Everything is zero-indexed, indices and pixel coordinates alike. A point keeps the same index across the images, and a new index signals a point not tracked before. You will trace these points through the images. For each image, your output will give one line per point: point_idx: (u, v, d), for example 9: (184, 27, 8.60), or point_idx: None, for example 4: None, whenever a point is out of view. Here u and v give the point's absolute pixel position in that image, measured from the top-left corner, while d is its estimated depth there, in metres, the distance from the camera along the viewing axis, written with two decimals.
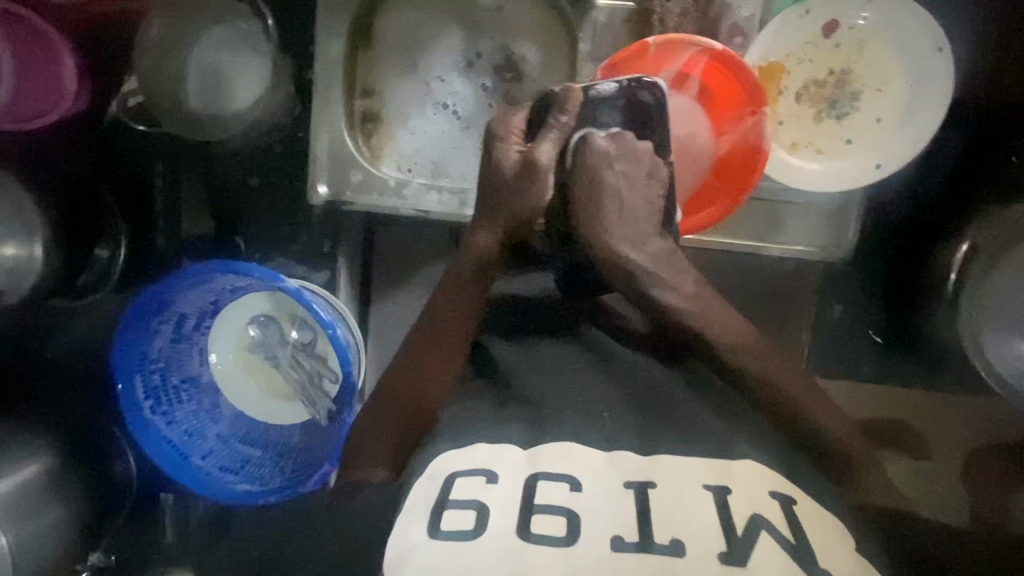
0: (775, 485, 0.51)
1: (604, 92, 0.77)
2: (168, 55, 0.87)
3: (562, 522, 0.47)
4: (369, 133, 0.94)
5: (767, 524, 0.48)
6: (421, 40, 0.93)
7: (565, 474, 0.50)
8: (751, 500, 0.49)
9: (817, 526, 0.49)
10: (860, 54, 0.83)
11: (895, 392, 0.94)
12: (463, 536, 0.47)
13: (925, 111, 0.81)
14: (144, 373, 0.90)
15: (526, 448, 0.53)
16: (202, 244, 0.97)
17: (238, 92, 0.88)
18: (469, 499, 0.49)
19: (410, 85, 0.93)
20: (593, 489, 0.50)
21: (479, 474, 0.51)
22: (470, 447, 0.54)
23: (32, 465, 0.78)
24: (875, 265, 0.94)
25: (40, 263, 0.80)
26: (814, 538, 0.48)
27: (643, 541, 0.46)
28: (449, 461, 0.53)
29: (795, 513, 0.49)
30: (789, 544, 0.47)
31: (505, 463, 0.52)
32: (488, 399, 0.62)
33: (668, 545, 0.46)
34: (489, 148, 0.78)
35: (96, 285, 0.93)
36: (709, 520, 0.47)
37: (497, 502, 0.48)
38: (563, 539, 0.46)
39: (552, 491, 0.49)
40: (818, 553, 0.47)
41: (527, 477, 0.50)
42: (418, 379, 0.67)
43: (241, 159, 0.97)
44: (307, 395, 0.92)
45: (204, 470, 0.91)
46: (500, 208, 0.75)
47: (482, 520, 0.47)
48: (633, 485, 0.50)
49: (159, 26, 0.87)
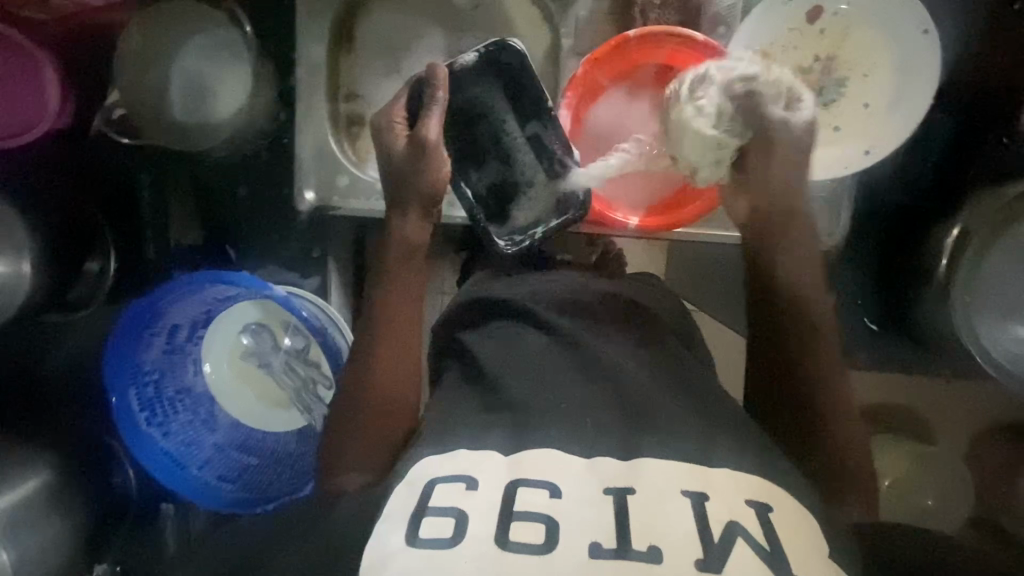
0: (754, 492, 0.51)
1: (468, 63, 0.78)
2: (147, 67, 0.86)
3: (540, 528, 0.47)
4: (354, 138, 0.93)
5: (744, 532, 0.48)
6: (403, 41, 0.92)
7: (544, 481, 0.51)
8: (728, 506, 0.49)
9: (791, 530, 0.49)
10: (845, 39, 0.82)
11: (884, 379, 0.95)
12: (440, 544, 0.47)
13: (909, 96, 0.81)
14: (138, 385, 0.90)
15: (507, 455, 0.53)
16: (191, 256, 0.98)
17: (220, 100, 0.87)
18: (448, 507, 0.49)
19: (394, 88, 0.93)
20: (573, 494, 0.50)
21: (458, 481, 0.51)
22: (451, 453, 0.54)
23: (29, 484, 0.78)
24: (872, 250, 0.92)
25: (28, 280, 0.80)
26: (793, 552, 0.48)
27: (620, 546, 0.46)
28: (429, 466, 0.53)
29: (770, 523, 0.49)
30: (762, 549, 0.47)
31: (485, 470, 0.52)
32: (477, 403, 0.61)
33: (645, 552, 0.46)
34: (379, 145, 0.75)
35: (86, 299, 0.92)
36: (687, 526, 0.48)
37: (478, 509, 0.49)
38: (541, 546, 0.46)
39: (532, 498, 0.49)
40: (790, 556, 0.47)
41: (507, 485, 0.51)
42: (386, 379, 0.69)
43: (227, 169, 0.97)
44: (302, 402, 0.92)
45: (203, 480, 0.92)
46: (412, 197, 0.73)
47: (460, 527, 0.48)
48: (612, 491, 0.50)
49: (136, 37, 0.86)
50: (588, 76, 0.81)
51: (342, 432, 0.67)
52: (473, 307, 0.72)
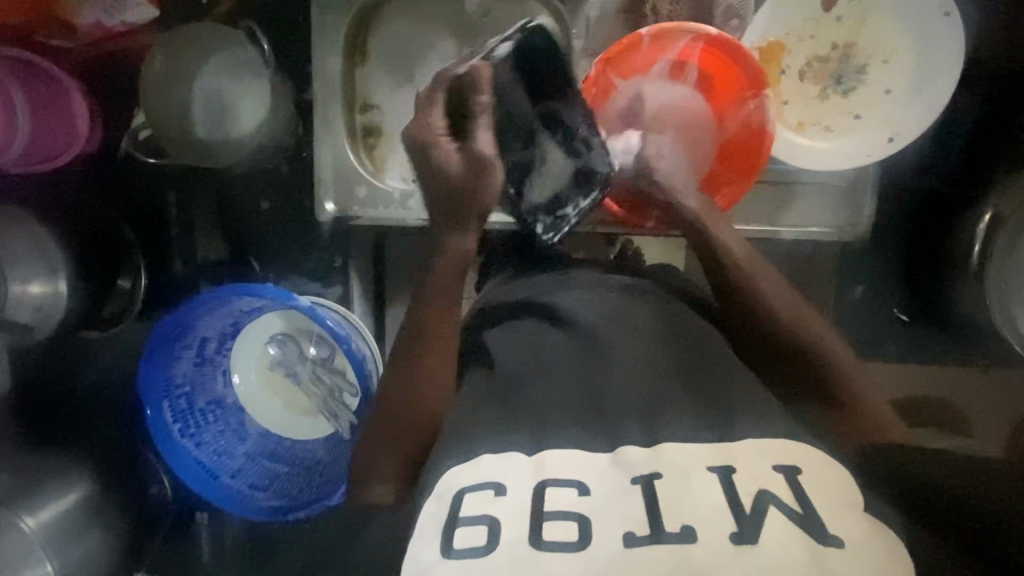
0: (779, 456, 0.51)
1: (503, 53, 0.73)
2: (171, 88, 0.89)
3: (572, 527, 0.48)
4: (371, 148, 0.95)
5: (775, 499, 0.48)
6: (415, 51, 0.94)
7: (571, 479, 0.51)
8: (754, 475, 0.50)
9: (826, 485, 0.50)
10: (863, 26, 0.80)
11: (924, 372, 0.91)
12: (475, 554, 0.47)
13: (933, 80, 0.79)
14: (170, 398, 0.93)
15: (530, 455, 0.53)
16: (216, 270, 0.99)
17: (241, 117, 0.89)
18: (480, 515, 0.49)
19: (409, 97, 0.94)
20: (601, 490, 0.50)
21: (486, 488, 0.51)
22: (475, 461, 0.53)
23: (71, 492, 0.81)
24: (896, 240, 0.90)
25: (64, 299, 0.83)
26: (822, 505, 0.48)
27: (654, 532, 0.47)
28: (454, 477, 0.52)
29: (799, 484, 0.49)
30: (795, 513, 0.48)
31: (511, 472, 0.52)
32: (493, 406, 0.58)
33: (678, 533, 0.47)
34: (422, 160, 0.72)
35: (120, 315, 0.94)
36: (716, 499, 0.48)
37: (507, 515, 0.49)
38: (576, 543, 0.47)
39: (559, 498, 0.49)
40: (826, 518, 0.47)
41: (535, 486, 0.50)
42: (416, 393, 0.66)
43: (249, 184, 0.99)
44: (329, 410, 0.93)
45: (235, 489, 0.94)
46: (463, 211, 0.72)
47: (493, 534, 0.48)
48: (639, 480, 0.50)
49: (160, 59, 0.89)
50: (602, 75, 0.80)
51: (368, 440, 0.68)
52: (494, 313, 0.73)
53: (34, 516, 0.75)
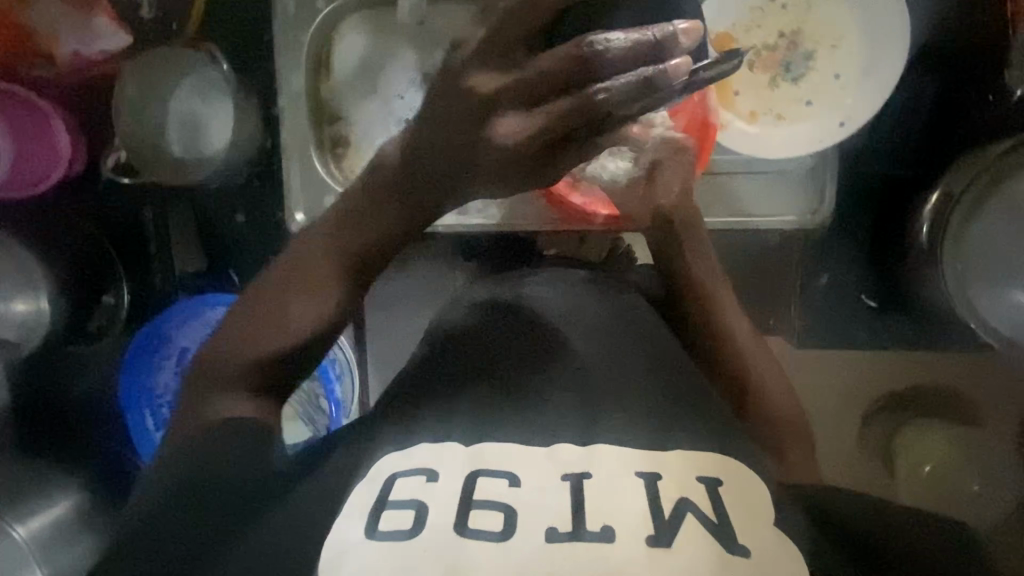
0: (706, 468, 0.50)
1: (615, 44, 0.51)
2: (143, 110, 0.93)
3: (498, 517, 0.46)
4: (339, 159, 0.97)
5: (693, 509, 0.46)
6: (378, 62, 0.96)
7: (504, 471, 0.49)
8: (680, 484, 0.48)
9: (743, 499, 0.48)
10: (809, 13, 0.80)
11: (886, 360, 0.92)
12: (398, 536, 0.45)
13: (883, 63, 0.78)
14: (150, 407, 0.95)
15: (467, 446, 0.52)
16: (195, 281, 1.03)
17: (213, 134, 0.94)
18: (408, 500, 0.47)
19: (374, 108, 0.96)
20: (533, 484, 0.48)
21: (420, 473, 0.49)
22: (411, 449, 0.52)
23: (59, 505, 0.86)
24: (861, 225, 0.89)
25: (48, 314, 0.89)
26: (740, 521, 0.46)
27: (575, 530, 0.45)
28: (391, 462, 0.51)
29: (719, 496, 0.48)
30: (712, 526, 0.46)
31: (447, 461, 0.50)
32: (444, 391, 0.58)
33: (598, 532, 0.45)
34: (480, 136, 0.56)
35: (106, 329, 0.98)
36: (638, 504, 0.46)
37: (438, 500, 0.47)
38: (499, 533, 0.45)
39: (491, 488, 0.48)
40: (740, 532, 0.45)
41: (467, 474, 0.49)
42: None
43: (224, 199, 1.02)
44: (307, 413, 0.96)
45: None
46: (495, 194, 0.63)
47: (420, 517, 0.46)
48: (569, 477, 0.48)
49: (132, 84, 0.93)
50: None
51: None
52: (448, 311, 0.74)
53: (24, 524, 0.81)
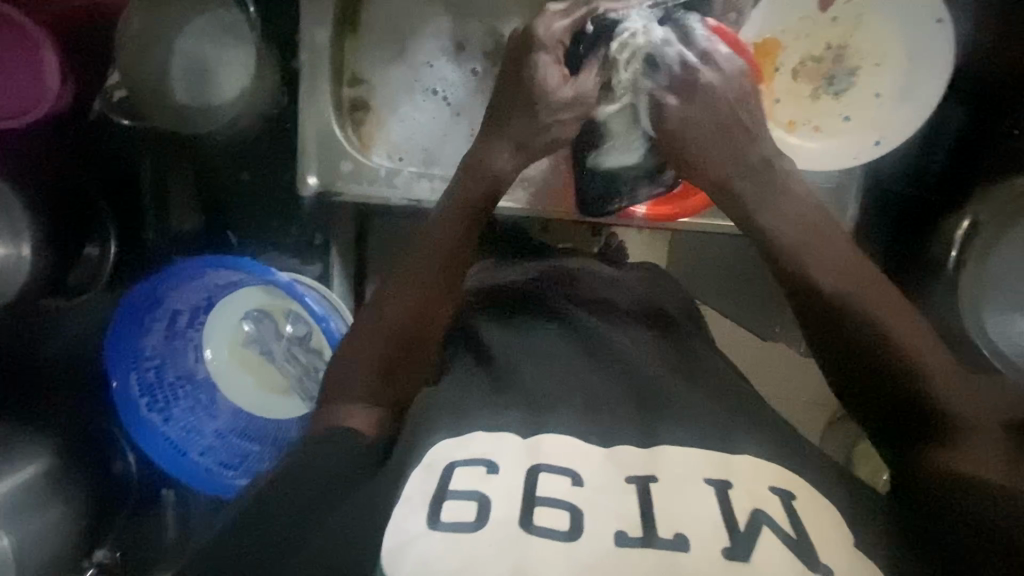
0: (774, 478, 0.49)
1: None
2: (149, 48, 0.85)
3: (564, 517, 0.45)
4: (359, 123, 0.92)
5: (769, 520, 0.45)
6: (407, 26, 0.91)
7: (565, 469, 0.48)
8: (751, 495, 0.47)
9: (818, 514, 0.47)
10: (857, 29, 0.81)
11: None
12: (464, 528, 0.44)
13: (924, 85, 0.80)
14: (138, 370, 0.89)
15: (525, 437, 0.50)
16: (193, 241, 0.98)
17: (222, 82, 0.86)
18: (469, 491, 0.46)
19: (400, 73, 0.92)
20: (595, 483, 0.47)
21: (478, 465, 0.48)
22: (467, 436, 0.50)
23: (30, 467, 0.77)
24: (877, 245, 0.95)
25: (27, 265, 0.79)
26: (816, 531, 0.46)
27: (646, 537, 0.44)
28: (444, 450, 0.49)
29: (795, 511, 0.47)
30: (790, 541, 0.45)
31: (506, 452, 0.49)
32: (487, 385, 0.58)
33: (671, 540, 0.44)
34: None
35: (86, 285, 0.91)
36: (709, 512, 0.45)
37: (500, 494, 0.46)
38: (566, 533, 0.44)
39: (553, 485, 0.46)
40: (817, 546, 0.45)
41: (528, 470, 0.47)
42: (412, 304, 0.63)
43: (229, 154, 0.96)
44: (304, 388, 0.91)
45: (204, 466, 0.90)
46: None
47: (483, 511, 0.45)
48: (634, 480, 0.48)
49: (138, 18, 0.85)
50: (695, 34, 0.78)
51: (356, 355, 0.62)
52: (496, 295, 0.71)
53: None
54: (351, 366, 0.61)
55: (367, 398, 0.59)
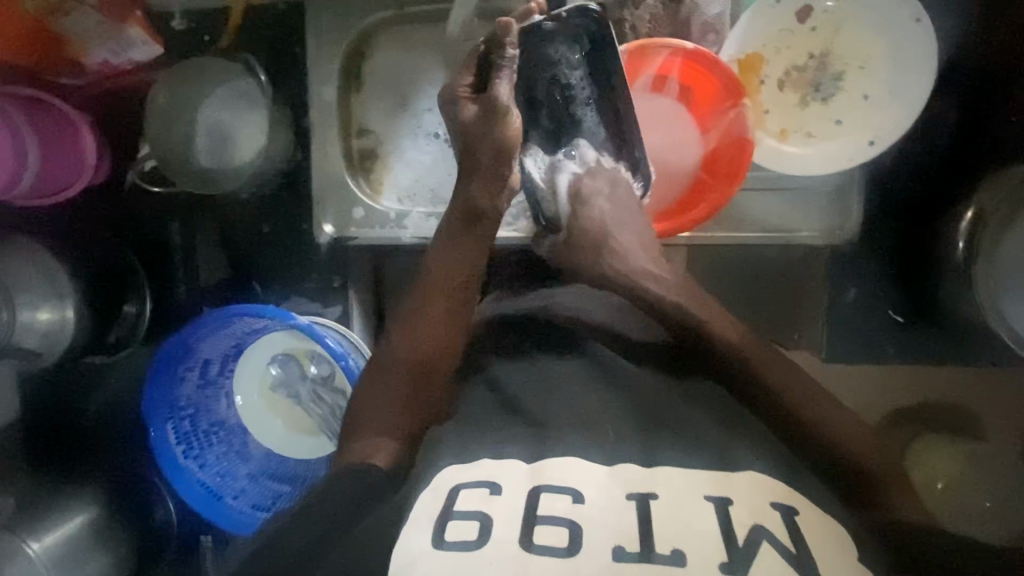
0: (775, 495, 0.49)
1: None
2: (174, 121, 0.92)
3: (562, 533, 0.45)
4: (369, 170, 0.97)
5: (769, 535, 0.45)
6: (408, 75, 0.96)
7: (566, 487, 0.48)
8: (751, 509, 0.47)
9: (824, 536, 0.47)
10: (838, 35, 0.83)
11: (923, 372, 0.94)
12: (466, 547, 0.44)
13: (908, 85, 0.81)
14: (174, 419, 0.94)
15: (529, 463, 0.51)
16: (220, 292, 1.02)
17: (238, 145, 0.93)
18: (473, 510, 0.47)
19: (402, 121, 0.97)
20: (597, 502, 0.47)
21: (482, 486, 0.49)
22: (474, 463, 0.52)
23: (75, 518, 0.83)
24: (884, 246, 0.94)
25: (71, 325, 0.87)
26: (816, 547, 0.45)
27: (644, 551, 0.43)
28: (452, 474, 0.51)
29: (796, 526, 0.47)
30: (791, 554, 0.44)
31: (509, 475, 0.50)
32: (498, 412, 0.60)
33: (668, 555, 0.43)
34: None
35: (126, 340, 0.97)
36: (708, 526, 0.45)
37: (502, 513, 0.46)
38: (565, 549, 0.44)
39: (554, 504, 0.47)
40: (816, 553, 0.45)
41: (529, 490, 0.48)
42: (424, 344, 0.69)
43: (249, 210, 1.02)
44: (329, 428, 0.93)
45: (238, 509, 0.93)
46: None
47: (484, 530, 0.45)
48: (634, 496, 0.48)
49: (164, 92, 0.92)
50: (663, 57, 0.81)
51: (376, 393, 0.67)
52: (506, 326, 0.72)
53: (39, 540, 0.79)
54: (371, 395, 0.66)
55: (391, 433, 0.62)
